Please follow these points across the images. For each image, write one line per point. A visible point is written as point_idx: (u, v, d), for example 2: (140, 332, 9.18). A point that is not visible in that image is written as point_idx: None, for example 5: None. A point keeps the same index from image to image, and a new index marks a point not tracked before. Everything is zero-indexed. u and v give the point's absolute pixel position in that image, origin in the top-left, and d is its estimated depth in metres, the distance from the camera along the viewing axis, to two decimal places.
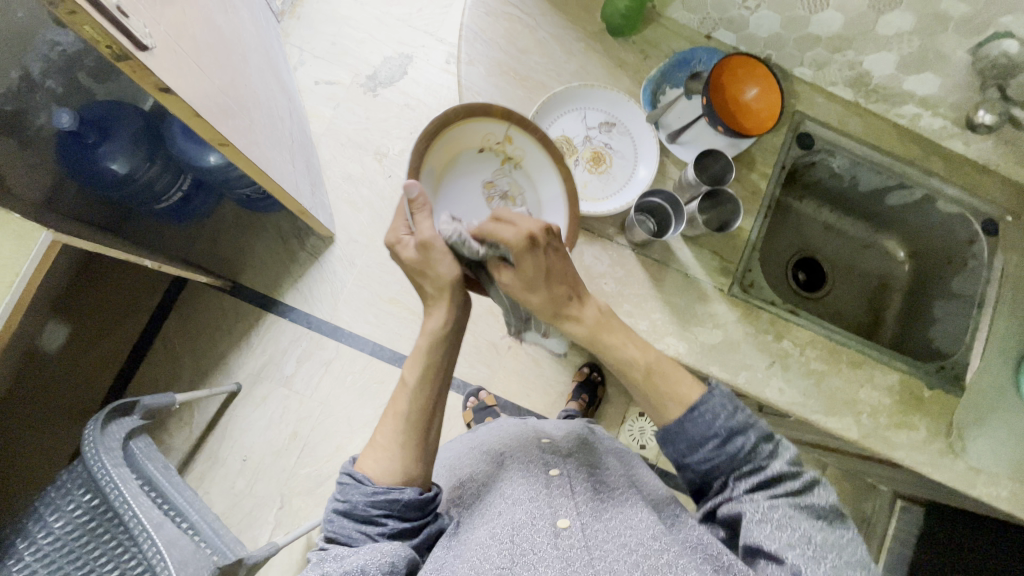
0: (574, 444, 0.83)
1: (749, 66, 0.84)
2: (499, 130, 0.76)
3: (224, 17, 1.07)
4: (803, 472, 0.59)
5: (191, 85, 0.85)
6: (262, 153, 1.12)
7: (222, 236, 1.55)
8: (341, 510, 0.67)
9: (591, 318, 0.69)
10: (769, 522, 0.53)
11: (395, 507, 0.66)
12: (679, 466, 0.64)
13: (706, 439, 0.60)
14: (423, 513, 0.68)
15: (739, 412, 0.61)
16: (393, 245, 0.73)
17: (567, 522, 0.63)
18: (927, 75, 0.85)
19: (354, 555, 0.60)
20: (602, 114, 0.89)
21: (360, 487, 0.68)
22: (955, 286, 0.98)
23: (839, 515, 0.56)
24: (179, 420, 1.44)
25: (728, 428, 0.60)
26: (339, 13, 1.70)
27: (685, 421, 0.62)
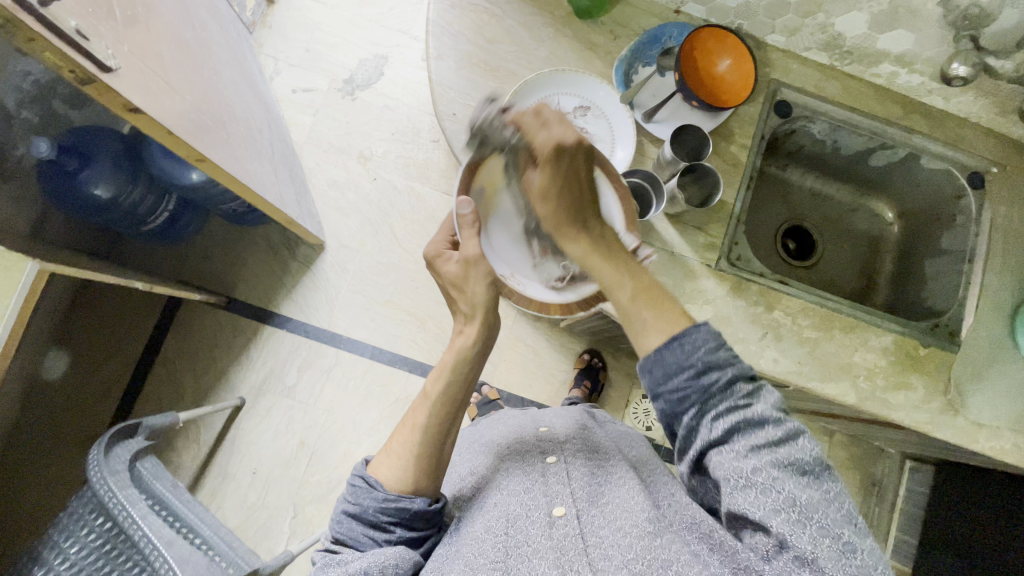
0: (571, 428, 0.84)
1: (718, 37, 0.83)
2: None
3: (191, 32, 1.06)
4: (785, 420, 0.55)
5: (162, 102, 0.85)
6: (242, 166, 1.11)
7: (213, 253, 1.55)
8: (350, 512, 0.69)
9: (590, 241, 0.66)
10: (753, 486, 0.51)
11: (404, 516, 0.67)
12: (653, 397, 0.59)
13: (683, 368, 0.57)
14: (432, 522, 0.69)
15: (721, 349, 0.57)
16: (435, 257, 0.78)
17: (562, 510, 0.65)
18: (901, 32, 0.84)
19: (358, 559, 0.62)
20: (576, 100, 0.88)
21: (371, 492, 0.69)
22: (944, 242, 0.97)
23: (823, 465, 0.53)
24: (186, 438, 1.45)
25: (706, 360, 0.56)
26: (310, 19, 1.69)
27: (664, 348, 0.58)
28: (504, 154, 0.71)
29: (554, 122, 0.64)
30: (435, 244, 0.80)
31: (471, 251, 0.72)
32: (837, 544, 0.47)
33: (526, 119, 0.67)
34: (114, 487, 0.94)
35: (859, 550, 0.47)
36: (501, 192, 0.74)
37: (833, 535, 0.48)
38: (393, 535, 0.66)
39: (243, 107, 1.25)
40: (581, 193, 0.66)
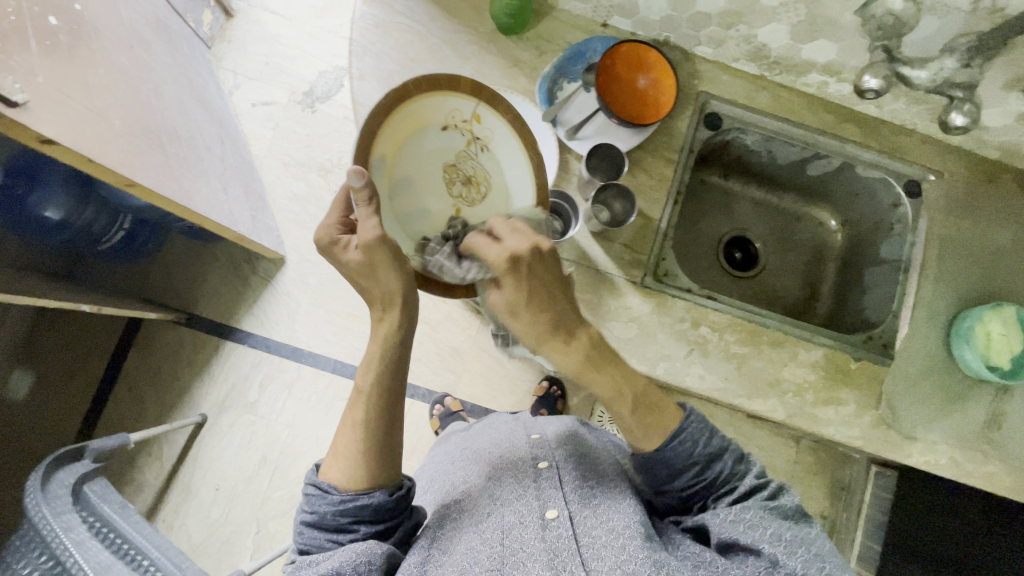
0: (565, 434, 0.83)
1: (641, 51, 0.81)
2: (466, 107, 0.71)
3: (127, 56, 1.06)
4: (769, 483, 0.61)
5: (83, 131, 0.84)
6: (183, 189, 1.09)
7: (174, 269, 1.55)
8: (309, 521, 0.66)
9: (582, 355, 0.63)
10: (741, 522, 0.56)
11: (369, 510, 0.64)
12: (659, 491, 0.66)
13: (687, 466, 0.61)
14: (396, 513, 0.67)
15: (715, 438, 0.62)
16: (326, 245, 0.68)
17: (555, 511, 0.65)
18: (822, 42, 0.79)
19: (327, 560, 0.60)
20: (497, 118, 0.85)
21: (328, 495, 0.66)
22: (883, 253, 0.95)
23: (804, 514, 0.60)
24: (149, 455, 1.46)
25: (707, 454, 0.61)
26: (269, 31, 1.68)
27: (665, 450, 0.61)
28: (409, 113, 0.68)
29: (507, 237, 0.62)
30: (325, 229, 0.68)
31: (371, 232, 0.64)
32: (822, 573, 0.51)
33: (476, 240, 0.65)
34: (49, 514, 0.93)
35: None
36: (406, 153, 0.71)
37: (817, 565, 0.52)
38: (361, 532, 0.64)
39: (190, 127, 1.25)
40: (556, 300, 0.63)
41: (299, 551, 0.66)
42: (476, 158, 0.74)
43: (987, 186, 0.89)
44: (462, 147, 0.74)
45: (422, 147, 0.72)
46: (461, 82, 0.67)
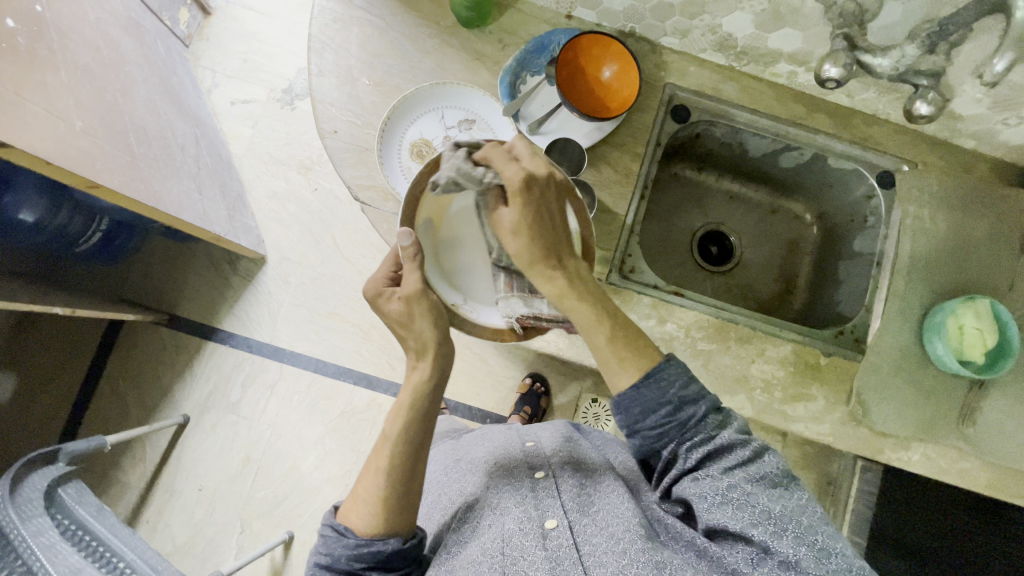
0: (558, 441, 0.84)
1: (604, 44, 0.80)
2: None
3: (93, 56, 1.05)
4: (750, 440, 0.60)
5: (40, 133, 0.83)
6: (152, 189, 1.08)
7: (155, 270, 1.55)
8: (323, 564, 0.66)
9: (567, 279, 0.64)
10: (727, 502, 0.56)
11: (384, 556, 0.64)
12: (629, 431, 0.63)
13: (660, 407, 0.60)
14: (408, 560, 0.67)
15: (692, 384, 0.61)
16: (372, 296, 0.71)
17: (554, 521, 0.67)
18: (788, 31, 0.78)
19: None
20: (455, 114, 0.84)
21: (341, 539, 0.66)
22: (857, 245, 0.93)
23: (790, 477, 0.59)
24: (132, 456, 1.46)
25: (680, 398, 0.60)
26: (247, 28, 1.66)
27: (641, 388, 0.61)
28: (453, 170, 0.66)
29: (526, 157, 0.61)
30: (372, 281, 0.71)
31: (411, 285, 0.67)
32: (813, 550, 0.52)
33: (493, 153, 0.61)
34: (16, 519, 0.93)
35: (835, 554, 0.52)
36: (453, 212, 0.69)
37: (808, 542, 0.53)
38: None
39: (161, 127, 1.24)
40: (556, 229, 0.63)
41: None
42: None
43: (962, 175, 0.87)
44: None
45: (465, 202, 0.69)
46: (504, 133, 0.64)
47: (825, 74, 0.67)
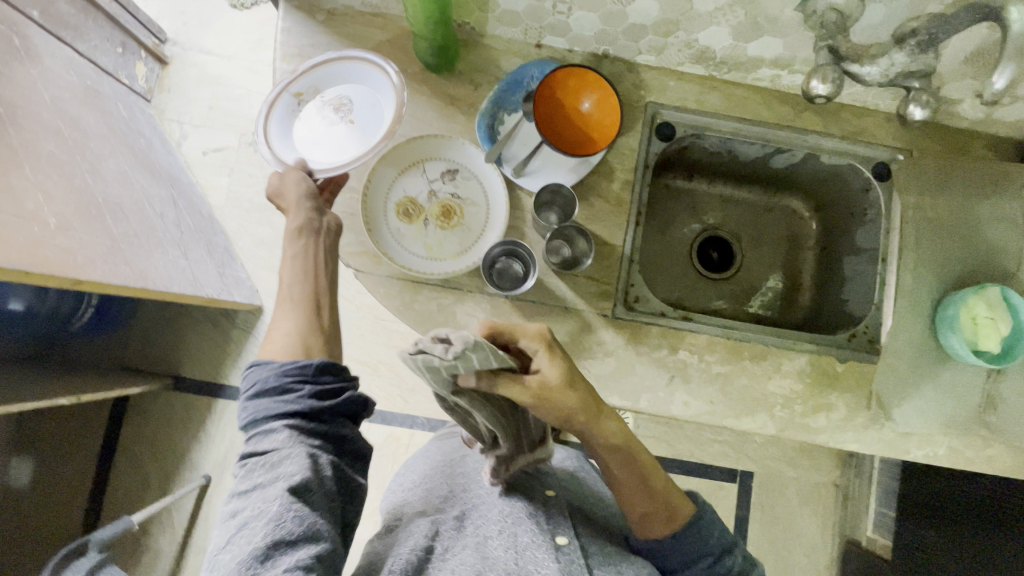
0: (565, 475, 0.86)
1: (579, 74, 0.77)
2: (288, 99, 0.81)
3: (55, 142, 1.02)
4: None
5: (13, 242, 0.81)
6: (137, 269, 1.06)
7: (153, 335, 1.52)
8: (255, 393, 0.70)
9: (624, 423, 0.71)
10: None
11: (308, 372, 0.70)
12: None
13: (701, 557, 0.70)
14: (336, 376, 0.73)
15: (727, 536, 0.73)
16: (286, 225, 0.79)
17: (566, 538, 0.68)
18: (768, 39, 0.75)
19: (281, 455, 0.64)
20: (287, 89, 0.80)
21: (267, 367, 0.71)
22: (860, 239, 0.91)
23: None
24: (160, 523, 1.46)
25: (720, 547, 0.71)
26: (208, 73, 1.62)
27: (687, 535, 0.71)
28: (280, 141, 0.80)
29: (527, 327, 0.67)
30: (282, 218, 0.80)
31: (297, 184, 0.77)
32: None
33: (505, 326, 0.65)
34: None
35: None
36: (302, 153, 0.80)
37: None
38: (301, 390, 0.69)
39: (136, 197, 1.20)
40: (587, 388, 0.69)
41: (245, 429, 0.70)
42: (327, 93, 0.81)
43: (958, 157, 0.85)
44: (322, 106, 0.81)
45: (305, 141, 0.81)
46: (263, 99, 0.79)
47: (814, 90, 0.67)
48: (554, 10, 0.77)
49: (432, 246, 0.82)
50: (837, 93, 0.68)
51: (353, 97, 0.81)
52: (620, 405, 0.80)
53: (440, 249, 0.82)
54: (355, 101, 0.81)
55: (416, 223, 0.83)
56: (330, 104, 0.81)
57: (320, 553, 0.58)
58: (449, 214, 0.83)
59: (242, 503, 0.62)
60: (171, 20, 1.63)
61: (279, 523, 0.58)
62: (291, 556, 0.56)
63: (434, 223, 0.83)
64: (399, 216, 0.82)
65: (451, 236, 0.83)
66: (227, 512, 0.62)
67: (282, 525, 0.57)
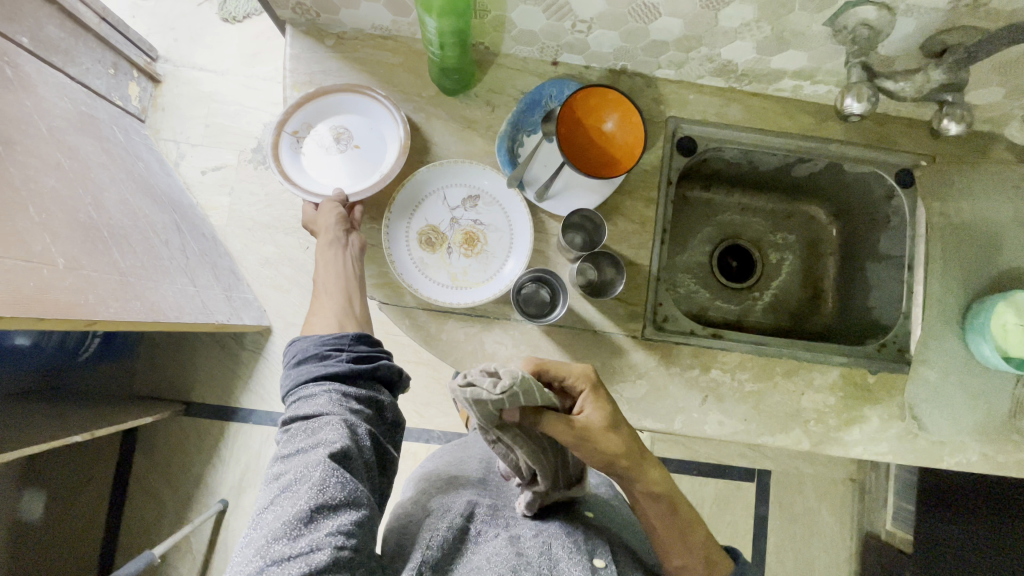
0: (602, 496, 0.84)
1: (600, 94, 0.75)
2: (290, 138, 0.80)
3: (57, 177, 0.99)
4: None
5: (27, 288, 0.79)
6: (146, 302, 1.03)
7: (161, 360, 1.50)
8: (297, 361, 0.74)
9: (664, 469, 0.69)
10: None
11: (346, 341, 0.75)
12: None
13: None
14: (372, 347, 0.77)
15: None
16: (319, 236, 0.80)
17: (602, 561, 0.66)
18: (792, 53, 0.74)
19: (322, 418, 0.66)
20: (284, 130, 0.80)
21: (309, 338, 0.75)
22: (884, 246, 0.90)
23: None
24: (178, 551, 1.45)
25: None
26: (202, 90, 1.58)
27: None
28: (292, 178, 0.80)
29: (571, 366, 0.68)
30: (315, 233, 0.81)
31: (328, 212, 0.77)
32: None
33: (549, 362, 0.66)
34: None
35: None
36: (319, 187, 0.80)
37: None
38: (341, 356, 0.73)
39: (141, 226, 1.18)
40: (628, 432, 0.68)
41: (285, 396, 0.72)
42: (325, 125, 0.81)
43: (982, 161, 0.85)
44: (326, 138, 0.81)
45: (320, 175, 0.81)
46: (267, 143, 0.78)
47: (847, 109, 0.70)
48: (573, 29, 0.75)
49: (457, 274, 0.81)
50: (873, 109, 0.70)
51: (353, 124, 0.81)
52: (654, 427, 0.79)
53: (465, 277, 0.81)
54: (358, 129, 0.81)
55: (439, 252, 0.81)
56: (329, 136, 0.81)
57: (360, 519, 0.59)
58: (472, 241, 0.82)
59: (284, 466, 0.63)
60: (162, 36, 1.59)
61: (322, 488, 0.59)
62: (333, 521, 0.57)
63: (458, 252, 0.81)
64: (421, 245, 0.81)
65: (476, 263, 0.82)
66: (268, 476, 0.63)
67: (325, 490, 0.58)
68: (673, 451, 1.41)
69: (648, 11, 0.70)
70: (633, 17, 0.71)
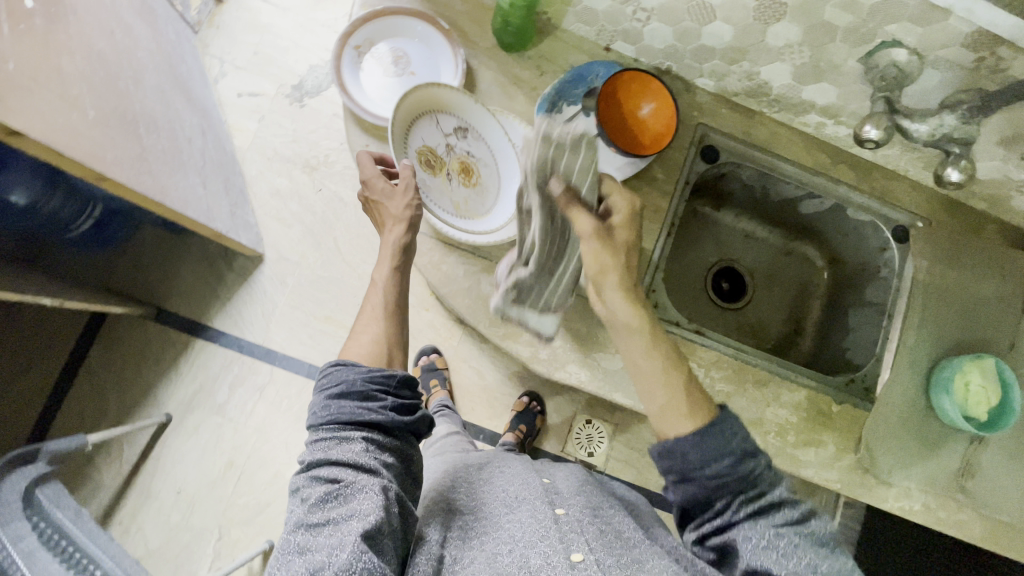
0: (576, 485, 0.77)
1: (642, 80, 0.80)
2: (352, 54, 0.85)
3: (108, 41, 1.01)
4: (802, 507, 0.59)
5: (57, 123, 0.80)
6: (156, 182, 1.04)
7: (144, 262, 1.49)
8: (337, 394, 0.69)
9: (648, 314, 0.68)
10: (774, 549, 0.54)
11: (392, 383, 0.71)
12: (681, 481, 0.61)
13: (722, 456, 0.59)
14: (413, 393, 0.74)
15: (750, 439, 0.61)
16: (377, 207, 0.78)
17: (581, 553, 0.58)
18: (824, 86, 0.80)
19: (360, 479, 0.63)
20: (348, 43, 0.85)
21: (353, 369, 0.71)
22: (868, 294, 0.97)
23: (838, 543, 0.57)
24: (107, 455, 1.40)
25: (743, 449, 0.60)
26: (260, 20, 1.62)
27: (704, 436, 0.60)
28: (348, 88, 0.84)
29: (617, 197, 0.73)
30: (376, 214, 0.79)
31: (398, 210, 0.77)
32: None
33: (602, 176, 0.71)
34: None
35: None
36: (373, 101, 0.85)
37: None
38: (386, 402, 0.69)
39: (170, 116, 1.19)
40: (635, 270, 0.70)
41: (314, 432, 0.68)
42: (387, 46, 0.86)
43: (973, 235, 0.90)
44: (385, 57, 0.86)
45: (375, 89, 0.86)
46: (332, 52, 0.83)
47: (867, 134, 0.75)
48: (633, 17, 0.80)
49: (460, 204, 0.81)
50: (885, 141, 0.76)
51: (412, 48, 0.87)
52: (623, 402, 0.81)
53: (467, 207, 0.82)
54: (417, 53, 0.86)
55: (440, 176, 0.81)
56: (388, 57, 0.86)
57: None
58: (469, 171, 0.82)
59: (312, 538, 0.58)
60: None
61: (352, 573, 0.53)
62: None
63: (457, 180, 0.82)
64: (421, 167, 0.79)
65: (473, 194, 0.82)
66: (290, 545, 0.58)
67: None
68: (626, 470, 1.40)
69: (704, 13, 0.76)
70: (689, 16, 0.77)
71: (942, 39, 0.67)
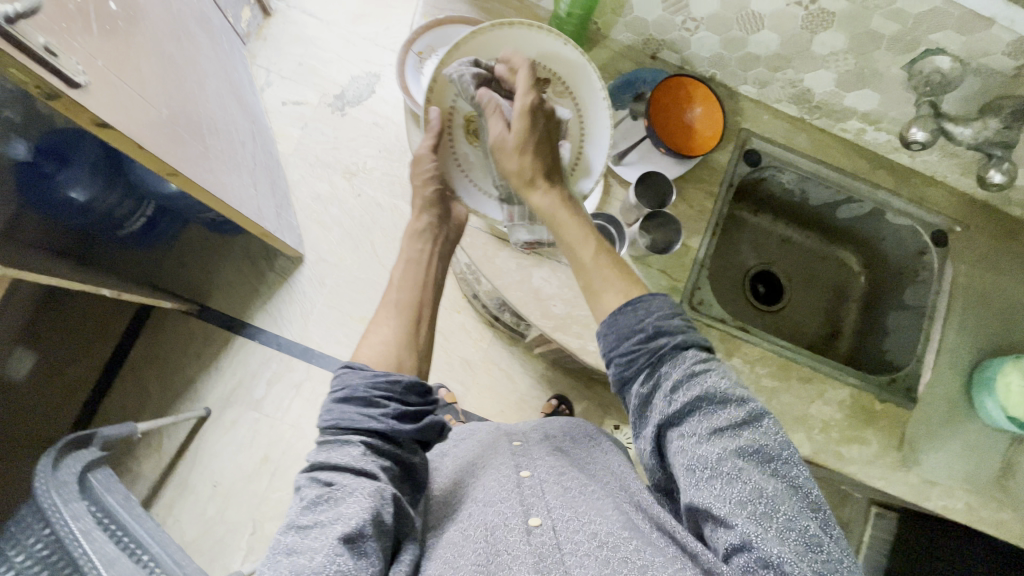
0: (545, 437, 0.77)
1: (689, 86, 0.84)
2: (415, 61, 0.88)
3: (176, 46, 1.07)
4: (749, 401, 0.56)
5: (135, 117, 0.85)
6: (218, 180, 1.09)
7: (189, 260, 1.54)
8: (340, 398, 0.65)
9: (561, 198, 0.72)
10: (708, 473, 0.51)
11: (397, 389, 0.66)
12: (610, 370, 0.65)
13: (634, 336, 0.62)
14: (422, 399, 0.68)
15: (673, 323, 0.63)
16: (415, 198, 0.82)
17: (538, 518, 0.59)
18: (866, 92, 0.84)
19: (353, 483, 0.58)
20: (411, 48, 0.88)
21: (359, 372, 0.67)
22: (907, 296, 0.98)
23: (786, 446, 0.54)
24: (147, 446, 1.43)
25: (656, 331, 0.62)
26: (306, 33, 1.70)
27: (620, 318, 0.64)
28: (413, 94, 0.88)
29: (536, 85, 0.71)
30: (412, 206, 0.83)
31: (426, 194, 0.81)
32: (798, 537, 0.48)
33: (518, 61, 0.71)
34: (57, 500, 0.92)
35: (825, 544, 0.48)
36: None
37: (798, 527, 0.48)
38: (387, 409, 0.64)
39: (227, 120, 1.25)
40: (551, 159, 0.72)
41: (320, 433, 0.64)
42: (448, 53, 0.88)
43: (1011, 240, 0.92)
44: None
45: None
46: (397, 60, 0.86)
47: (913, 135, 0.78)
48: (682, 26, 0.84)
49: None
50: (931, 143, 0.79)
51: None
52: None
53: None
54: None
55: None
56: None
57: None
58: None
59: (299, 540, 0.54)
60: None
61: None
62: None
63: None
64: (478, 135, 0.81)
65: None
66: (280, 545, 0.54)
67: None
68: None
69: (752, 22, 0.80)
70: (738, 24, 0.81)
71: (984, 48, 0.71)
